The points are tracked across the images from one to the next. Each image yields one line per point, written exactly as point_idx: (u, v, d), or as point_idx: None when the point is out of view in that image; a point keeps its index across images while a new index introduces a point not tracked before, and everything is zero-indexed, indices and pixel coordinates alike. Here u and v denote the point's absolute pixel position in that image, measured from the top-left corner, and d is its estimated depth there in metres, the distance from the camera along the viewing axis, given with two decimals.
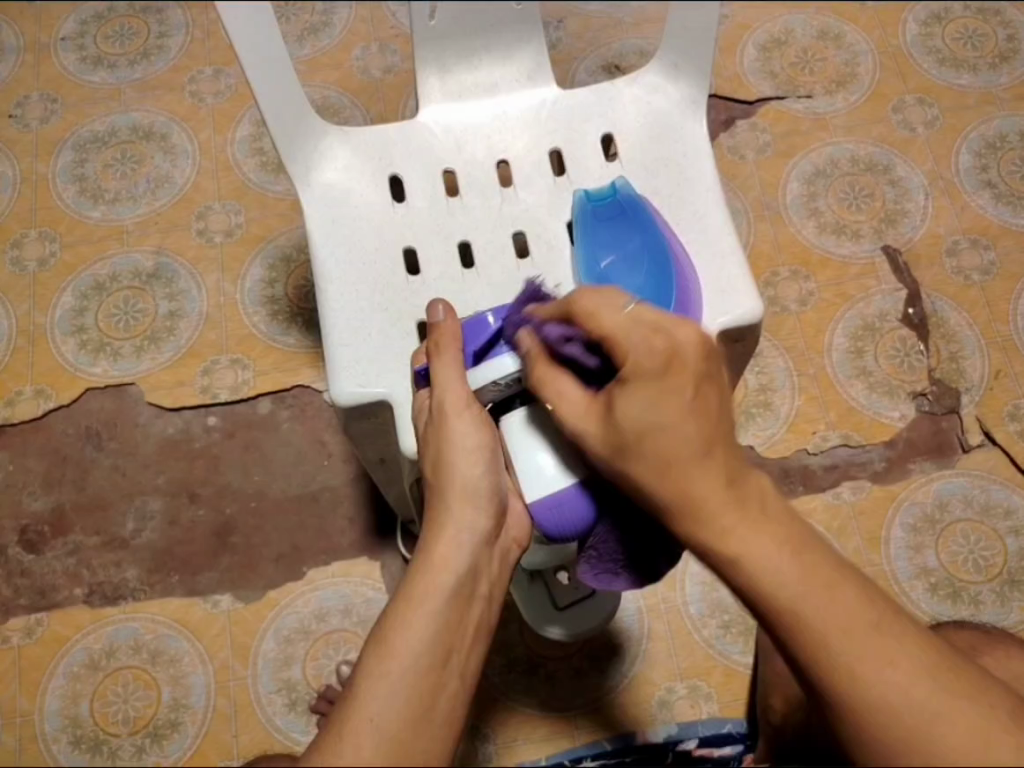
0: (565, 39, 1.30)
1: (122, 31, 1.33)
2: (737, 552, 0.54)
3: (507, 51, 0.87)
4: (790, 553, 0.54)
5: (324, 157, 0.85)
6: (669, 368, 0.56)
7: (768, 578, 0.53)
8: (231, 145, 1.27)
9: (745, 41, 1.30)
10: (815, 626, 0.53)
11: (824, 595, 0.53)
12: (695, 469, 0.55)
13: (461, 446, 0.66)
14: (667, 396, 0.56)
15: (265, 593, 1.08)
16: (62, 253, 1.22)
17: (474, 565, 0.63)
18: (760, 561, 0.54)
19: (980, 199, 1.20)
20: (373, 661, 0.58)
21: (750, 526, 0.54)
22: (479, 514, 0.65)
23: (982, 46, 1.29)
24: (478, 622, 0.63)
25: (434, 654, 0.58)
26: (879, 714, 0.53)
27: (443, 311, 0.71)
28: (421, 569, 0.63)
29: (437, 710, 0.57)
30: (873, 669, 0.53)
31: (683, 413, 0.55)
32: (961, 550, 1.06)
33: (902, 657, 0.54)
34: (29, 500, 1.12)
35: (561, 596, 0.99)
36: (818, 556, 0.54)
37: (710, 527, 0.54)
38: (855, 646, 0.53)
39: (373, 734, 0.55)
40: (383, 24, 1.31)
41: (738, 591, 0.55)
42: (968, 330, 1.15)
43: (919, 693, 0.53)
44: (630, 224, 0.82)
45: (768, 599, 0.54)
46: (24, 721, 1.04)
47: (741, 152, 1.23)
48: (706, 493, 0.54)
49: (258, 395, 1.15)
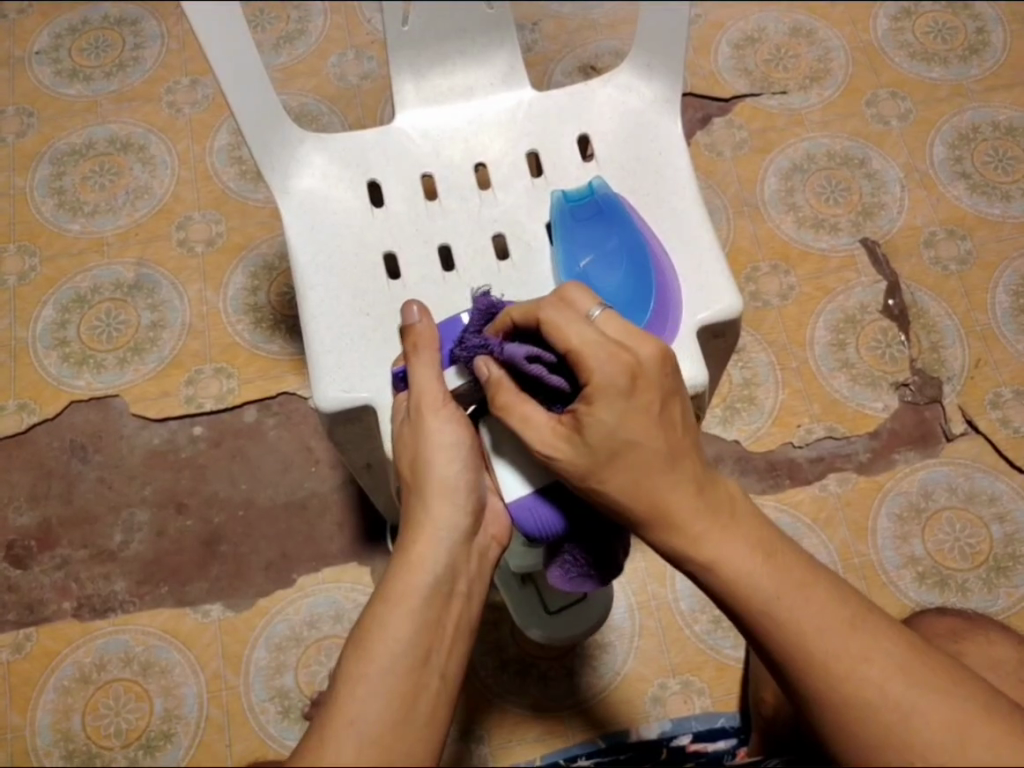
0: (539, 41, 1.30)
1: (97, 44, 1.33)
2: (710, 556, 0.60)
3: (481, 54, 0.88)
4: (760, 558, 0.60)
5: (302, 165, 0.85)
6: (635, 386, 0.60)
7: (740, 578, 0.60)
8: (210, 154, 1.27)
9: (719, 39, 1.31)
10: (789, 623, 0.59)
11: (796, 594, 0.59)
12: (668, 478, 0.60)
13: (439, 444, 0.67)
14: (635, 415, 0.60)
15: (255, 601, 1.08)
16: (43, 266, 1.21)
17: (452, 564, 0.64)
18: (732, 563, 0.60)
19: (956, 190, 1.22)
20: (354, 664, 0.58)
21: (721, 531, 0.61)
22: (457, 511, 0.66)
23: (952, 39, 1.30)
24: (458, 619, 0.63)
25: (414, 654, 0.59)
26: (858, 709, 0.57)
27: (417, 311, 0.70)
28: (398, 570, 0.63)
29: (417, 711, 0.58)
30: (850, 665, 0.58)
31: (651, 431, 0.60)
32: (947, 538, 1.07)
33: (877, 653, 0.58)
34: (15, 515, 1.11)
35: (550, 599, 1.01)
36: (789, 560, 0.60)
37: (686, 535, 0.61)
38: (829, 643, 0.58)
39: (355, 737, 0.55)
40: (359, 31, 1.31)
41: (716, 594, 0.61)
42: (948, 319, 1.16)
43: (895, 688, 0.57)
44: (608, 222, 0.82)
45: (743, 600, 0.60)
46: (15, 736, 1.03)
47: (718, 150, 1.24)
48: (678, 503, 0.60)
49: (244, 403, 1.15)
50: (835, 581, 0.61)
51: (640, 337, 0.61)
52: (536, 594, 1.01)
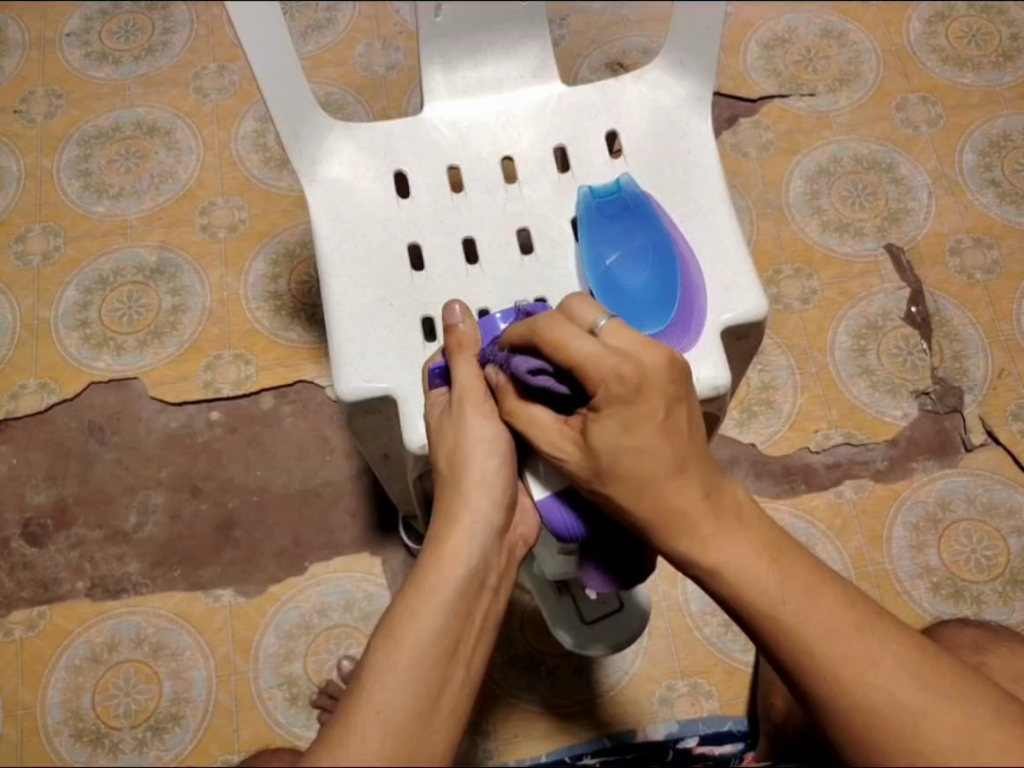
0: (567, 36, 1.30)
1: (127, 28, 1.33)
2: (716, 561, 0.59)
3: (512, 47, 0.88)
4: (768, 561, 0.59)
5: (330, 153, 0.85)
6: (639, 394, 0.58)
7: (744, 582, 0.58)
8: (235, 141, 1.27)
9: (748, 39, 1.30)
10: (797, 628, 0.57)
11: (804, 598, 0.58)
12: (672, 483, 0.59)
13: (480, 438, 0.67)
14: (637, 422, 0.58)
15: (266, 588, 1.08)
16: (67, 247, 1.22)
17: (485, 558, 0.63)
18: (738, 567, 0.59)
19: (984, 198, 1.20)
20: (381, 653, 0.57)
21: (727, 534, 0.59)
22: (492, 505, 0.65)
23: (985, 45, 1.29)
24: (485, 614, 0.62)
25: (443, 644, 0.58)
26: (867, 716, 0.56)
27: (459, 313, 0.70)
28: (429, 561, 0.62)
29: (442, 703, 0.57)
30: (860, 670, 0.56)
31: (654, 438, 0.58)
32: (963, 549, 1.06)
33: (886, 657, 0.57)
34: (32, 493, 1.12)
35: (589, 609, 0.94)
36: (798, 565, 0.59)
37: (691, 538, 0.59)
38: (837, 649, 0.57)
39: (379, 725, 0.54)
40: (387, 21, 1.31)
41: (720, 598, 0.60)
42: (972, 328, 1.14)
43: (905, 694, 0.56)
44: (633, 219, 0.82)
45: (748, 602, 0.58)
46: (26, 713, 1.04)
47: (744, 150, 1.23)
48: (683, 506, 0.59)
49: (261, 391, 1.15)
50: (846, 584, 0.59)
51: (646, 345, 0.59)
52: (573, 601, 0.94)
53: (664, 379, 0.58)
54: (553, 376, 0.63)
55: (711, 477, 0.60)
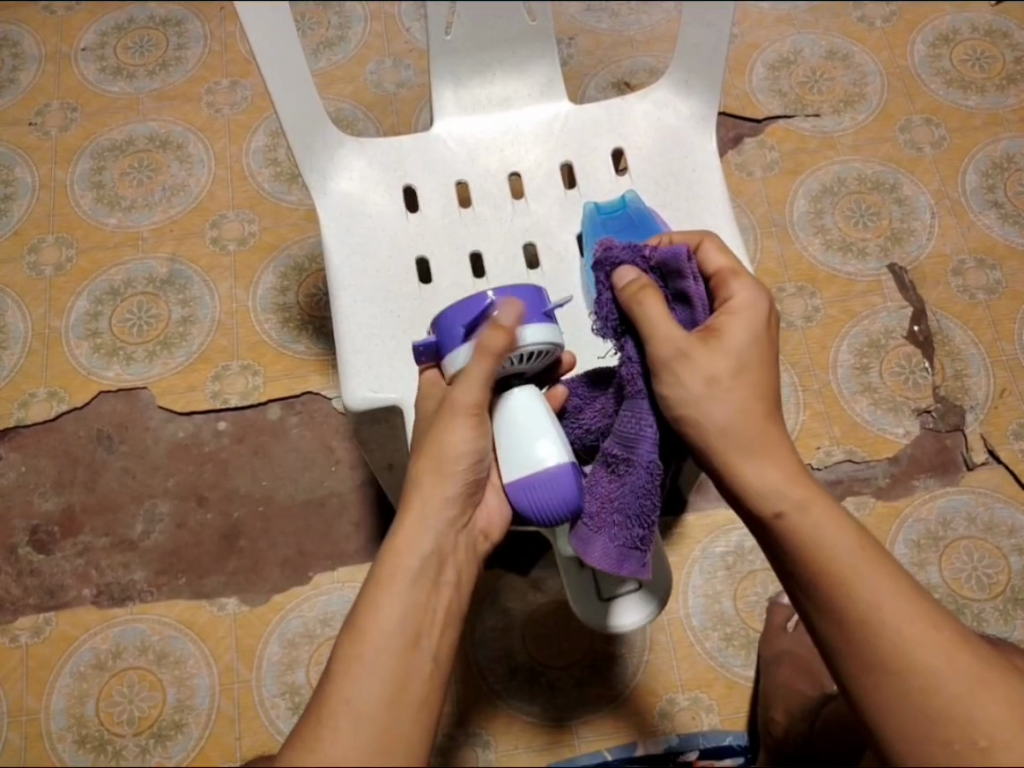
0: (575, 56, 1.32)
1: (142, 43, 1.35)
2: (795, 504, 0.64)
3: (520, 65, 0.89)
4: (840, 518, 0.63)
5: (341, 167, 0.87)
6: (766, 324, 0.68)
7: (813, 528, 0.63)
8: (246, 155, 1.29)
9: (754, 60, 1.32)
10: (858, 579, 0.61)
11: (877, 552, 0.62)
12: (768, 426, 0.66)
13: (456, 446, 0.65)
14: (759, 348, 0.67)
15: (271, 597, 1.09)
16: (78, 258, 1.24)
17: (439, 549, 0.64)
18: (820, 512, 0.63)
19: (987, 219, 1.21)
20: (345, 647, 0.59)
21: (804, 486, 0.64)
22: (449, 501, 0.65)
23: (989, 68, 1.30)
24: (447, 604, 0.63)
25: (403, 634, 0.59)
26: (913, 667, 0.59)
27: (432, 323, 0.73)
28: (384, 553, 0.63)
29: (408, 691, 0.58)
30: (910, 625, 0.60)
31: (764, 370, 0.67)
32: (964, 567, 1.06)
33: (937, 624, 0.60)
34: (41, 500, 1.13)
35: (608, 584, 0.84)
36: (870, 532, 0.63)
37: (772, 482, 0.64)
38: (901, 604, 0.60)
39: (348, 716, 0.56)
40: (398, 39, 1.33)
41: (796, 544, 0.63)
42: (974, 348, 1.15)
43: (948, 660, 0.59)
44: (639, 236, 0.83)
45: (826, 545, 0.62)
46: (30, 719, 1.05)
47: (749, 169, 1.25)
48: (773, 450, 0.66)
49: (268, 401, 1.17)
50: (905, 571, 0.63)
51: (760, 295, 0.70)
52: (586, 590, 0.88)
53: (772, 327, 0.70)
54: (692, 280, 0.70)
55: (797, 459, 0.66)
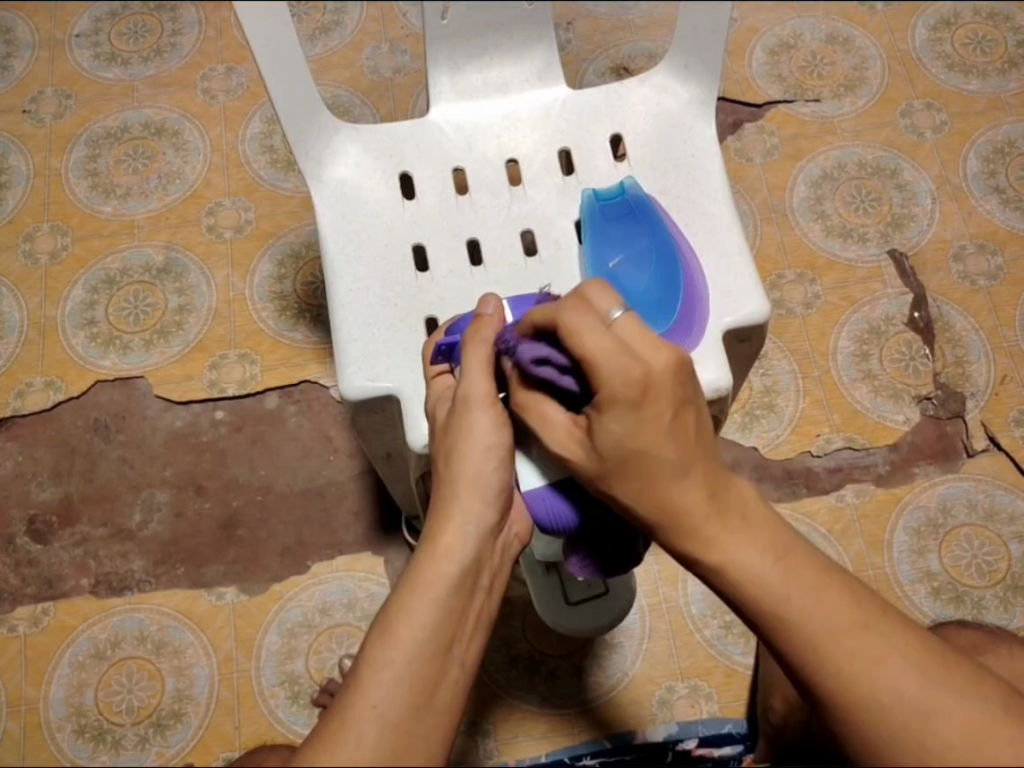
0: (574, 40, 1.30)
1: (136, 29, 1.34)
2: (720, 558, 0.58)
3: (518, 50, 0.88)
4: (773, 558, 0.58)
5: (336, 154, 0.86)
6: (645, 398, 0.57)
7: (749, 579, 0.58)
8: (243, 142, 1.28)
9: (754, 44, 1.31)
10: (801, 627, 0.57)
11: (810, 596, 0.57)
12: (676, 483, 0.58)
13: (480, 441, 0.65)
14: (646, 426, 0.57)
15: (270, 586, 1.09)
16: (74, 246, 1.23)
17: (478, 557, 0.63)
18: (744, 566, 0.58)
19: (988, 204, 1.21)
20: (378, 649, 0.58)
21: (732, 533, 0.58)
22: (487, 508, 0.64)
23: (991, 51, 1.29)
24: (479, 613, 0.63)
25: (437, 643, 0.58)
26: (873, 712, 0.56)
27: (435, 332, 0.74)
28: (423, 555, 0.62)
29: (436, 701, 0.58)
30: (864, 669, 0.56)
31: (660, 439, 0.57)
32: (964, 555, 1.06)
33: (891, 655, 0.56)
34: (38, 490, 1.13)
35: (573, 591, 0.95)
36: (802, 561, 0.58)
37: (693, 534, 0.58)
38: (841, 647, 0.56)
39: (375, 722, 0.55)
40: (394, 24, 1.32)
41: (726, 594, 0.59)
42: (974, 334, 1.15)
43: (911, 691, 0.56)
44: (638, 222, 0.82)
45: (753, 599, 0.58)
46: (29, 708, 1.05)
47: (748, 155, 1.24)
48: (687, 505, 0.58)
49: (266, 390, 1.16)
50: (852, 583, 0.59)
51: (653, 347, 0.57)
52: (559, 584, 0.94)
53: (672, 380, 0.57)
54: (559, 367, 0.63)
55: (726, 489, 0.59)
